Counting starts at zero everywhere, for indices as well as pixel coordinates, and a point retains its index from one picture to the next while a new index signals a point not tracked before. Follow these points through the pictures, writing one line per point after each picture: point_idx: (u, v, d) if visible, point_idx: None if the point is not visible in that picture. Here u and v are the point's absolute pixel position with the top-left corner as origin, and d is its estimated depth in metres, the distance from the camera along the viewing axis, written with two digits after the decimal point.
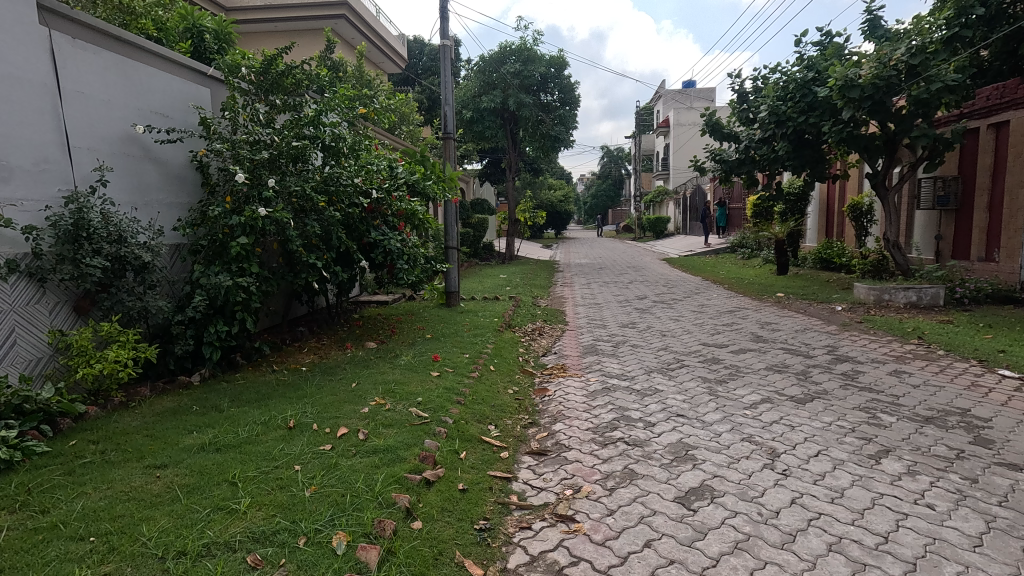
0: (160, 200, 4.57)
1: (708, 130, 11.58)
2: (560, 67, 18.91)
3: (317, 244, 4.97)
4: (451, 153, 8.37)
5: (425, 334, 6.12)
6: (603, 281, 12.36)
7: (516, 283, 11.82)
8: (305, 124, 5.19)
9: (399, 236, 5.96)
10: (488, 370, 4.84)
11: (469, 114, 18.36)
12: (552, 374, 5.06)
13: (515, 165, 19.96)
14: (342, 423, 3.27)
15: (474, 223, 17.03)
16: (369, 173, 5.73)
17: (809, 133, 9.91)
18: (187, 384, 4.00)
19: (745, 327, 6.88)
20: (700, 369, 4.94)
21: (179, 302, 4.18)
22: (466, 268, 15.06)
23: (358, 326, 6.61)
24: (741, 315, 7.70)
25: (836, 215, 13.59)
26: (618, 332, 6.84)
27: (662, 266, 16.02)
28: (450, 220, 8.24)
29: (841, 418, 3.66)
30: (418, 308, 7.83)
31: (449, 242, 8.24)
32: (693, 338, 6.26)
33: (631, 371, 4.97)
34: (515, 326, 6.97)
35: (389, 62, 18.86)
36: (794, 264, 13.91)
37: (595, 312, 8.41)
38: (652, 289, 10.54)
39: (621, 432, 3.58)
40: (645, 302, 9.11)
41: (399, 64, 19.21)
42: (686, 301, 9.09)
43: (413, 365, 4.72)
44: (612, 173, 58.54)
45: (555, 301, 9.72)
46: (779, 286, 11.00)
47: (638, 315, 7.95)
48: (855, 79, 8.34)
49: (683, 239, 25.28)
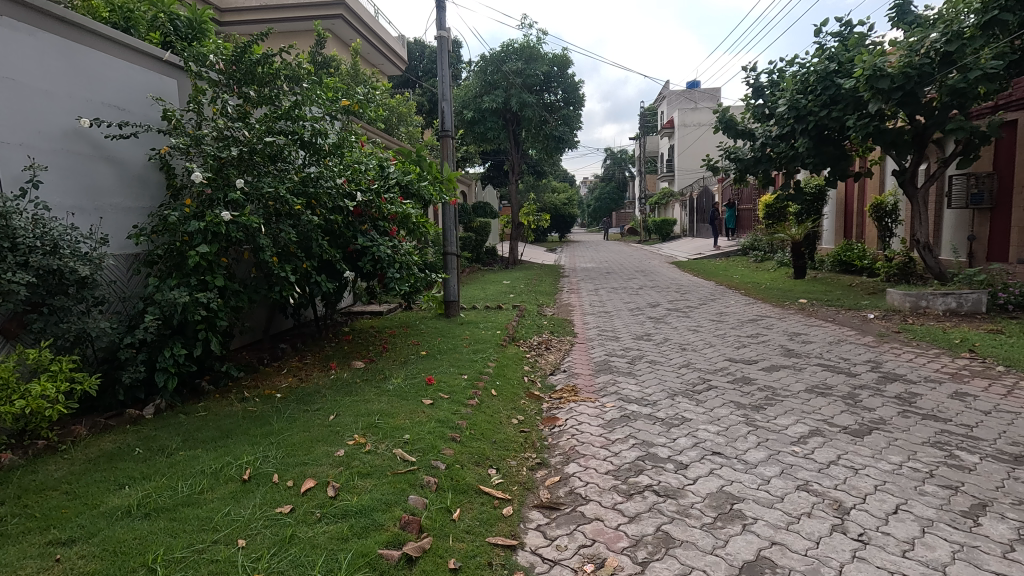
0: (112, 204, 3.99)
1: (721, 127, 11.00)
2: (564, 66, 18.37)
3: (295, 252, 4.39)
4: (450, 151, 7.78)
5: (421, 350, 5.54)
6: (612, 286, 11.75)
7: (520, 289, 11.24)
8: (281, 118, 4.61)
9: (389, 242, 5.38)
10: (489, 395, 4.25)
11: (470, 115, 17.84)
12: (562, 398, 4.44)
13: (518, 167, 19.42)
14: (309, 473, 2.69)
15: (476, 227, 16.48)
16: (355, 173, 5.17)
17: (831, 128, 9.30)
18: (136, 419, 3.42)
19: (772, 339, 6.26)
20: (730, 392, 4.33)
21: (130, 322, 3.60)
22: (468, 274, 14.51)
23: (348, 341, 6.03)
24: (765, 324, 7.08)
25: (856, 215, 12.96)
26: (633, 345, 6.23)
27: (672, 270, 15.40)
28: (449, 224, 7.66)
29: (912, 458, 3.05)
30: (415, 320, 7.26)
31: (448, 248, 7.67)
32: (716, 353, 5.64)
33: (652, 394, 4.37)
34: (519, 339, 6.38)
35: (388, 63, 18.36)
36: (812, 267, 13.27)
37: (605, 322, 7.80)
38: (665, 296, 9.94)
39: (648, 477, 2.98)
40: (658, 310, 8.51)
41: (398, 66, 18.71)
42: (703, 308, 8.48)
43: (403, 391, 4.14)
44: (616, 175, 57.97)
45: (562, 309, 9.12)
46: (800, 291, 10.37)
47: (653, 325, 7.35)
48: (884, 69, 7.75)
49: (691, 242, 24.61)
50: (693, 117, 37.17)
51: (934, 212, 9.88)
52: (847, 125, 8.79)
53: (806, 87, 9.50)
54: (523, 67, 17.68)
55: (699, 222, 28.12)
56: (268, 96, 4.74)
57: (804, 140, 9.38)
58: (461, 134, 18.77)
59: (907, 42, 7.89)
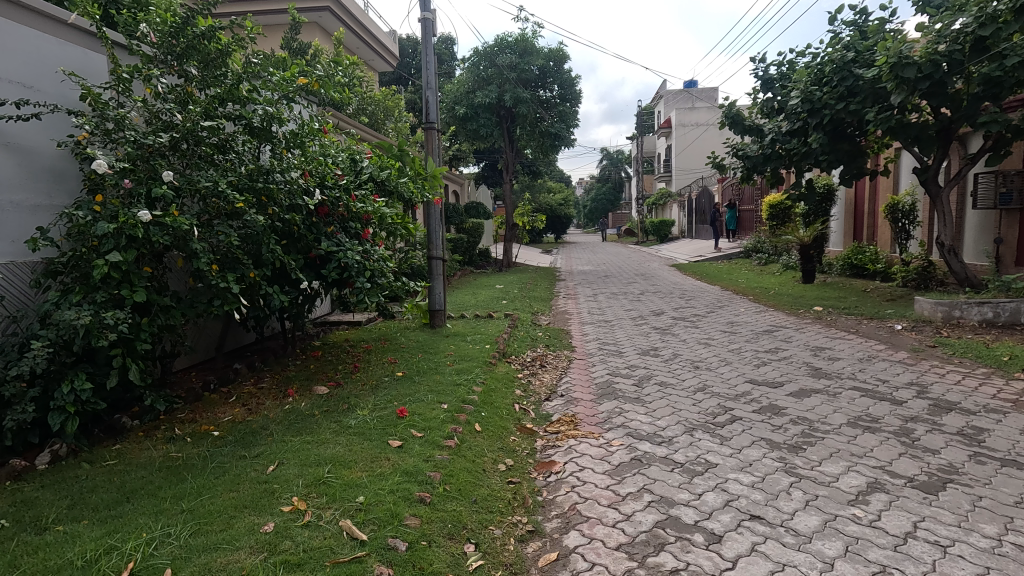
0: (10, 202, 3.27)
1: (728, 122, 10.34)
2: (559, 61, 17.73)
3: (239, 260, 3.66)
4: (435, 144, 7.05)
5: (398, 370, 4.83)
6: (611, 291, 11.07)
7: (514, 295, 10.55)
8: (223, 99, 3.89)
9: (361, 246, 4.67)
10: (471, 431, 3.53)
11: (463, 111, 17.15)
12: (559, 432, 3.75)
13: (513, 166, 18.74)
14: (218, 565, 1.99)
15: (469, 228, 15.80)
16: (318, 167, 4.47)
17: (848, 122, 8.65)
18: (19, 473, 2.70)
19: (795, 354, 5.58)
20: (759, 427, 3.65)
21: (20, 349, 2.89)
22: (460, 278, 13.82)
23: (317, 358, 5.33)
24: (783, 337, 6.40)
25: (867, 216, 12.31)
26: (639, 362, 5.53)
27: (673, 274, 14.74)
28: (433, 225, 6.95)
29: (1010, 529, 2.37)
30: (396, 332, 6.58)
31: (433, 251, 6.96)
32: (734, 373, 4.94)
33: (666, 429, 3.68)
34: (511, 355, 5.68)
35: (379, 59, 17.65)
36: (821, 271, 12.62)
37: (606, 333, 7.10)
38: (669, 303, 9.26)
39: (672, 557, 2.28)
40: (663, 319, 7.81)
41: (389, 62, 18.03)
42: (712, 318, 7.80)
43: (367, 428, 3.43)
44: (613, 176, 57.40)
45: (558, 317, 8.42)
46: (812, 297, 9.72)
47: (659, 337, 6.65)
48: (910, 57, 7.11)
49: (691, 244, 23.95)
50: (691, 117, 36.56)
51: (956, 213, 9.25)
52: (866, 118, 8.14)
53: (822, 79, 8.84)
54: (518, 61, 17.06)
55: (698, 223, 27.49)
56: (212, 71, 4.01)
57: (818, 135, 8.73)
58: (454, 132, 18.08)
59: (938, 26, 7.21)
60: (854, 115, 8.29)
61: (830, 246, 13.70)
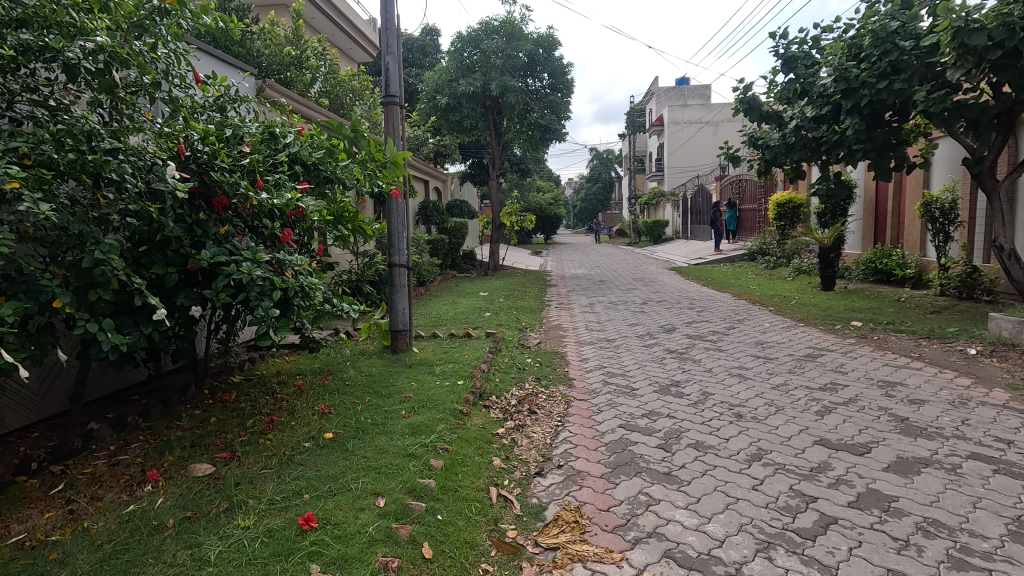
0: None
1: (743, 108, 9.05)
2: (549, 48, 16.42)
3: (42, 278, 2.25)
4: (396, 122, 5.65)
5: (329, 427, 3.45)
6: (609, 300, 9.72)
7: (499, 305, 9.19)
8: (22, 25, 2.50)
9: (270, 253, 3.29)
10: (416, 567, 2.15)
11: (444, 100, 15.73)
12: (561, 551, 2.38)
13: (499, 162, 17.39)
14: None
15: (451, 228, 14.40)
16: (201, 138, 3.08)
17: (889, 105, 7.40)
18: None
19: (863, 395, 4.24)
20: (874, 544, 2.31)
21: None
22: (440, 284, 12.40)
23: (227, 404, 3.93)
24: (834, 367, 5.07)
25: (890, 216, 11.11)
26: (659, 406, 4.17)
27: (676, 279, 13.42)
28: (395, 223, 5.58)
29: None
30: (347, 360, 5.20)
31: (395, 257, 5.57)
32: (794, 427, 3.61)
33: (728, 547, 2.34)
34: (491, 396, 4.31)
35: (358, 49, 16.27)
36: (841, 276, 11.41)
37: (610, 359, 5.73)
38: (679, 316, 7.94)
39: None
40: (676, 339, 6.47)
41: (369, 52, 16.64)
42: (737, 338, 6.47)
43: (236, 565, 2.05)
44: (602, 175, 56.27)
45: (551, 335, 7.06)
46: (843, 308, 8.45)
47: (677, 365, 5.31)
48: (977, 21, 5.88)
49: (688, 245, 22.72)
50: (685, 114, 35.44)
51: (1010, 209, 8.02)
52: (915, 98, 6.89)
53: (858, 54, 7.58)
54: (505, 46, 15.76)
55: (693, 224, 26.29)
56: None
57: (854, 120, 7.47)
58: (436, 123, 16.67)
59: None
60: (898, 96, 7.05)
61: (847, 248, 12.48)
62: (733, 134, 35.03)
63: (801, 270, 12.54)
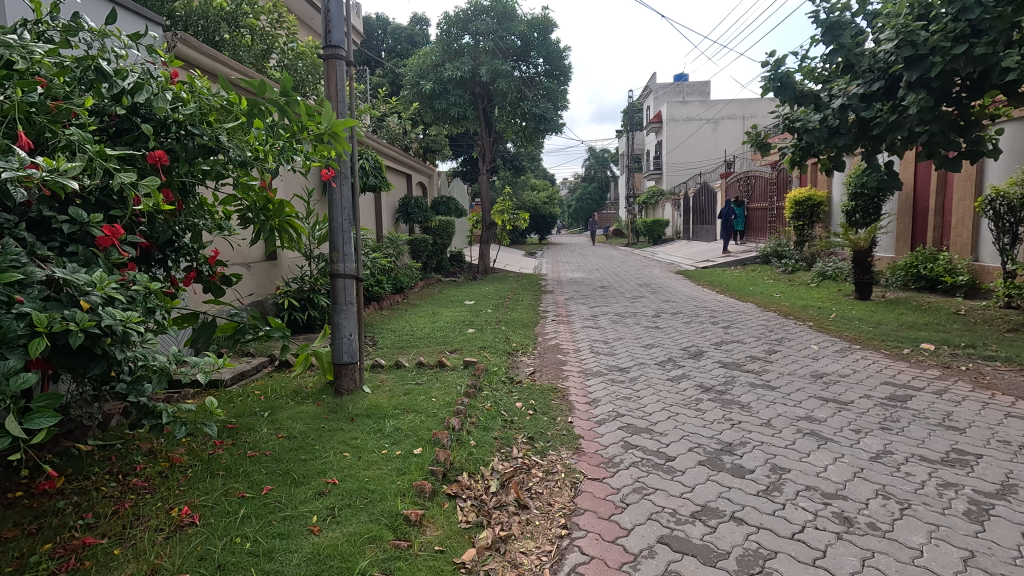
0: None
1: (774, 86, 7.63)
2: (544, 30, 15.01)
3: None
4: (341, 82, 4.15)
5: (170, 568, 2.01)
6: (614, 312, 8.34)
7: (485, 319, 7.78)
8: None
9: (49, 266, 1.86)
10: None
11: (429, 86, 14.27)
12: None
13: (489, 155, 15.95)
14: None
15: (436, 227, 13.01)
16: None
17: (963, 76, 6.06)
18: None
19: (1017, 477, 2.82)
20: None
21: None
22: (421, 290, 11.01)
23: (36, 500, 2.48)
24: (941, 420, 3.66)
25: (932, 215, 9.76)
26: (713, 496, 2.75)
27: (685, 285, 12.08)
28: (339, 219, 4.16)
29: None
30: (269, 411, 3.76)
31: (338, 264, 4.14)
32: (951, 556, 2.19)
33: None
34: (460, 477, 2.90)
35: None
36: (877, 283, 10.05)
37: (626, 400, 4.33)
38: (703, 335, 6.57)
39: None
40: (707, 369, 5.07)
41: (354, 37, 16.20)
42: (785, 368, 5.07)
43: None
44: (598, 174, 55.00)
45: (547, 361, 5.65)
46: (895, 323, 7.11)
47: (720, 414, 3.89)
48: None
49: (691, 246, 21.43)
50: (684, 111, 34.14)
51: None
52: (1004, 65, 5.54)
53: (925, 14, 6.22)
54: (495, 28, 14.37)
55: (696, 224, 25.03)
56: None
57: (920, 95, 6.10)
58: (419, 111, 15.21)
59: None
60: (978, 64, 5.70)
61: (879, 252, 11.12)
62: (734, 131, 33.74)
63: (825, 275, 11.21)
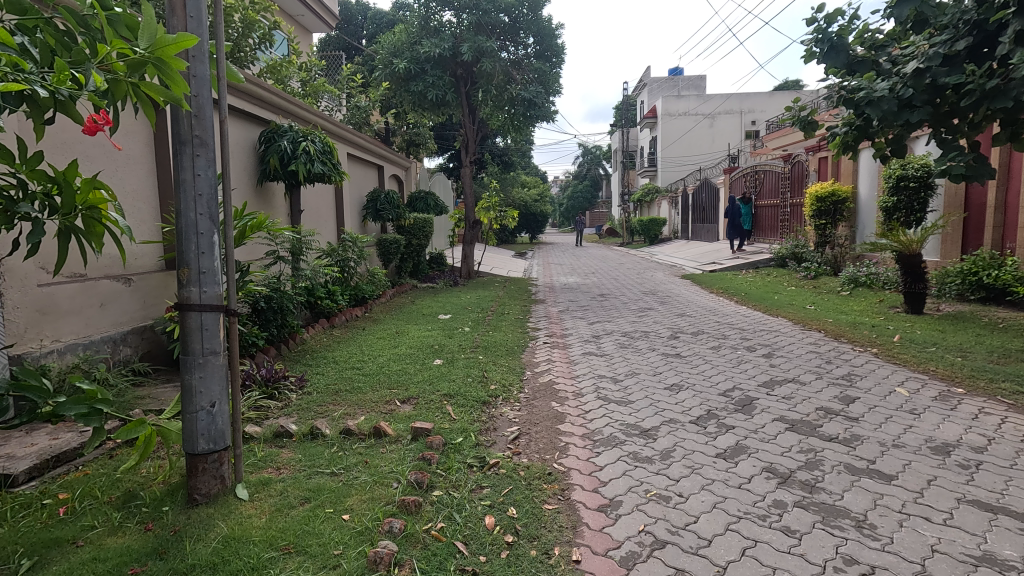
0: None
1: (822, 50, 6.04)
2: (535, 6, 13.35)
3: None
4: None
5: None
6: (622, 332, 6.72)
7: (461, 342, 6.16)
8: None
9: None
10: None
11: (403, 65, 12.58)
12: None
13: (473, 145, 14.31)
14: None
15: (410, 226, 11.37)
16: None
17: None
18: None
19: None
20: None
21: None
22: (390, 301, 9.39)
23: None
24: None
25: (992, 211, 8.25)
26: None
27: (697, 293, 10.50)
28: (186, 209, 2.49)
29: None
30: (40, 556, 2.13)
31: (187, 288, 2.48)
32: None
33: None
34: None
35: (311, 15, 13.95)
36: (933, 295, 8.42)
37: (664, 504, 2.71)
38: (743, 369, 4.98)
39: None
40: (771, 436, 3.47)
41: (329, 23, 14.64)
42: (885, 434, 3.47)
43: None
44: (590, 172, 53.41)
45: (538, 413, 4.04)
46: (979, 349, 5.58)
47: (831, 547, 2.29)
48: None
49: (693, 247, 19.88)
50: (681, 104, 32.66)
51: None
52: None
53: None
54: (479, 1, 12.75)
55: (696, 223, 23.52)
56: None
57: None
58: (393, 94, 13.51)
59: None
60: None
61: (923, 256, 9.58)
62: (733, 125, 32.26)
63: (858, 282, 9.71)
